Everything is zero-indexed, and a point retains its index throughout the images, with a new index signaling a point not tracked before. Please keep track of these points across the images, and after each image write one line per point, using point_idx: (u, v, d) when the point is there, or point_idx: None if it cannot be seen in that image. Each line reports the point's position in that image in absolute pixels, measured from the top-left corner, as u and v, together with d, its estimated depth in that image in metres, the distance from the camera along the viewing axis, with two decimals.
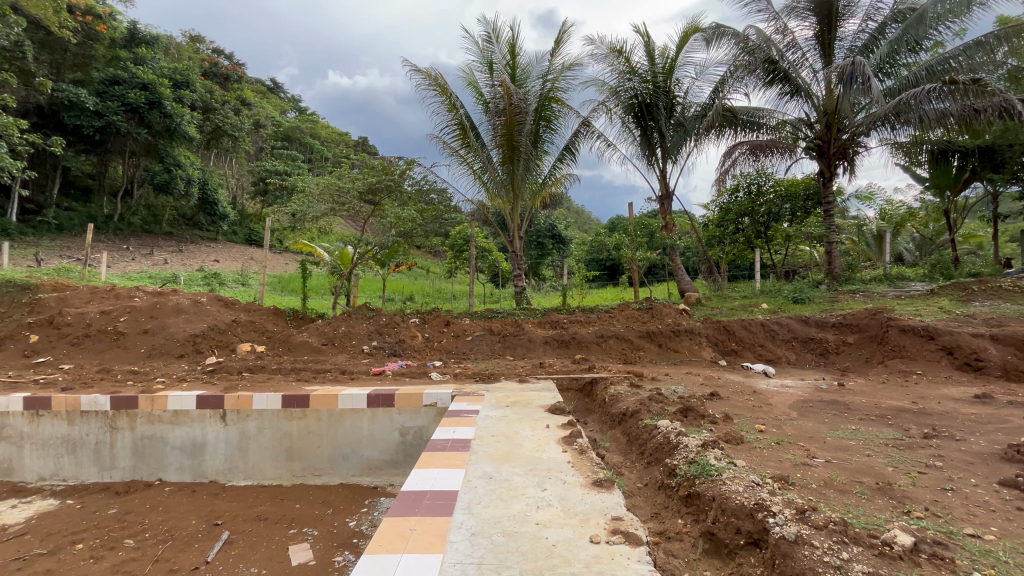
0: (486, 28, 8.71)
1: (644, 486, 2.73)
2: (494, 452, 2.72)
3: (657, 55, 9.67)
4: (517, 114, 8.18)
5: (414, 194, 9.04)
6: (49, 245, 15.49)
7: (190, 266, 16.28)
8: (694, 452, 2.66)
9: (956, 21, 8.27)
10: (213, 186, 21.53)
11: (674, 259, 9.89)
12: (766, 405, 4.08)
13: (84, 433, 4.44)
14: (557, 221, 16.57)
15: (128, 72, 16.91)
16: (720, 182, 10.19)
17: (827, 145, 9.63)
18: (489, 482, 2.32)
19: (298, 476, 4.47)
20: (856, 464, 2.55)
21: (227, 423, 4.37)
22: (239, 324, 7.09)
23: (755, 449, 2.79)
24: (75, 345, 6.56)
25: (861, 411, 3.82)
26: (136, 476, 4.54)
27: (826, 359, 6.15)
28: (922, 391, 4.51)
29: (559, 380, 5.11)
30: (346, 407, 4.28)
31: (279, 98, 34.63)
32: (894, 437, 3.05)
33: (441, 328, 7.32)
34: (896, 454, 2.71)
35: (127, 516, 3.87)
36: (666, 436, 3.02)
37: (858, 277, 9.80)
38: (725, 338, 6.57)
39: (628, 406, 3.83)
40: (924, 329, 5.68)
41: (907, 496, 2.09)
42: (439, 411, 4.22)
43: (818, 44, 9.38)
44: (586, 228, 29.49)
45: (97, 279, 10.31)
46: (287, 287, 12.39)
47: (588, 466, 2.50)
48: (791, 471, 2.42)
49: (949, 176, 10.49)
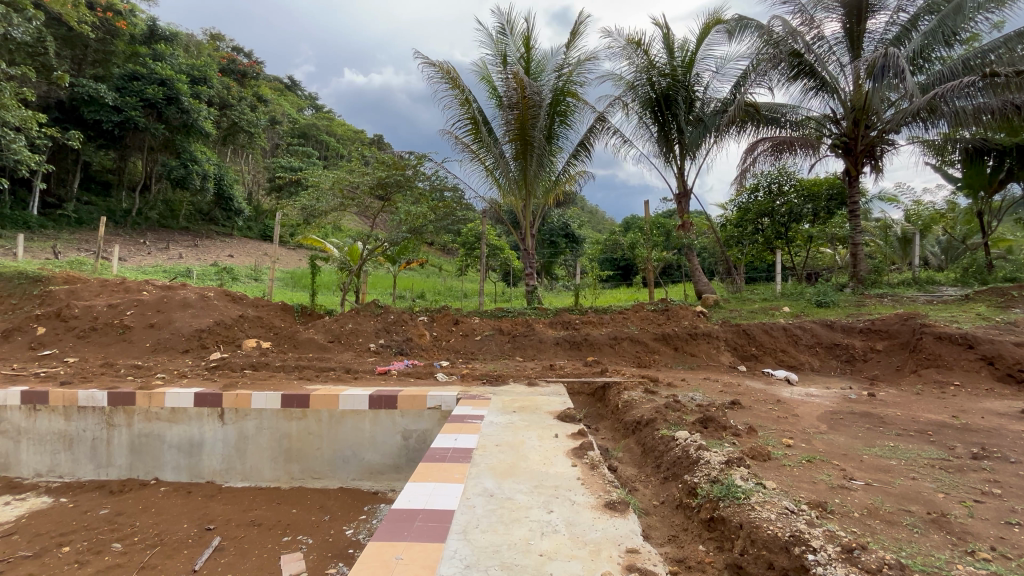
0: (499, 20, 8.47)
1: (660, 505, 2.50)
2: (496, 465, 2.51)
3: (676, 48, 9.36)
4: (531, 108, 7.94)
5: (427, 191, 8.80)
6: (67, 239, 15.66)
7: (205, 261, 16.33)
8: (717, 470, 2.41)
9: (995, 11, 7.81)
10: (229, 182, 21.63)
11: (690, 259, 9.56)
12: (792, 417, 3.79)
13: (81, 429, 4.34)
14: (571, 220, 16.39)
15: (146, 68, 17.04)
16: (739, 181, 9.86)
17: (854, 141, 9.20)
18: (489, 501, 2.10)
19: (296, 479, 4.31)
20: (901, 489, 2.29)
21: (225, 422, 4.23)
22: (245, 320, 6.96)
23: (785, 468, 2.54)
24: (81, 338, 6.51)
25: (898, 425, 3.52)
26: (132, 475, 4.43)
27: (852, 366, 5.82)
28: (961, 404, 4.19)
29: (570, 383, 4.87)
30: (347, 409, 4.09)
31: (297, 96, 34.97)
32: (940, 457, 2.75)
33: (449, 327, 7.13)
34: (945, 477, 2.44)
35: (118, 517, 3.75)
36: (685, 449, 2.78)
37: (885, 281, 9.35)
38: (745, 342, 6.27)
39: (642, 413, 3.59)
40: (962, 337, 5.32)
41: (968, 533, 1.84)
42: (444, 414, 4.01)
43: (846, 38, 8.93)
44: (600, 227, 29.15)
45: (110, 273, 10.34)
46: (298, 283, 12.38)
47: (600, 484, 2.26)
48: (829, 495, 2.17)
49: (984, 176, 9.99)
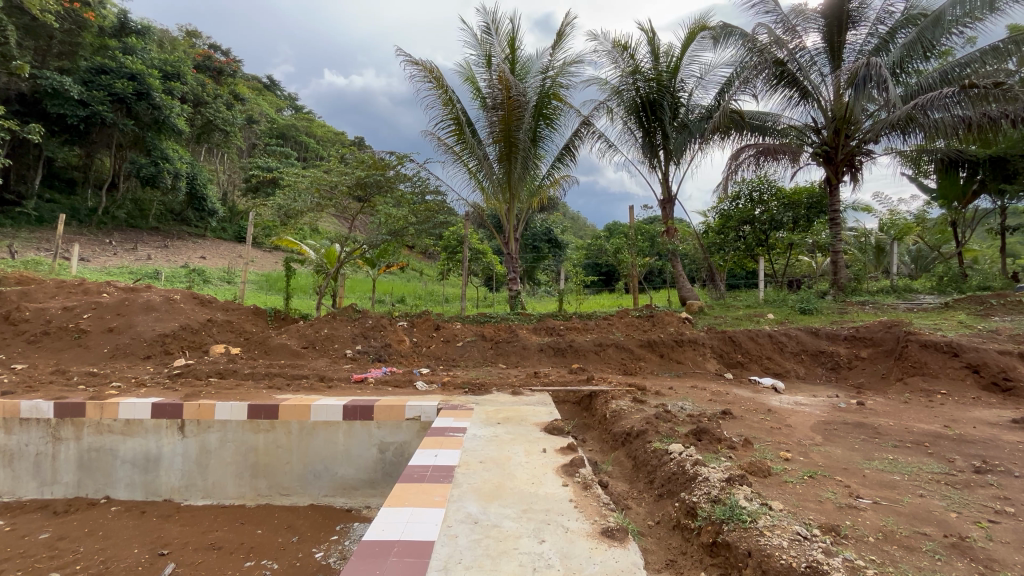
0: (484, 19, 8.29)
1: (655, 525, 2.32)
2: (480, 486, 2.29)
3: (661, 53, 9.32)
4: (515, 109, 7.79)
5: (409, 194, 8.53)
6: (26, 238, 14.86)
7: (175, 263, 15.69)
8: (718, 489, 2.24)
9: (971, 27, 8.00)
10: (203, 181, 20.97)
11: (675, 265, 9.49)
12: (786, 427, 3.66)
13: (22, 443, 3.96)
14: (554, 225, 16.35)
15: (116, 61, 16.29)
16: (722, 188, 9.81)
17: (835, 151, 9.28)
18: (473, 529, 1.89)
19: (263, 495, 4.03)
20: (911, 507, 2.16)
21: (185, 435, 3.91)
22: (213, 324, 6.58)
23: (787, 485, 2.39)
24: (31, 344, 6.06)
25: (894, 436, 3.42)
26: (80, 493, 4.11)
27: (837, 373, 5.79)
28: (951, 413, 4.15)
29: (555, 392, 4.67)
30: (320, 420, 3.81)
31: (276, 95, 34.32)
32: (944, 472, 2.64)
33: (430, 332, 6.88)
34: (955, 493, 2.33)
35: (59, 542, 3.40)
36: (681, 464, 2.61)
37: (865, 289, 9.46)
38: (731, 349, 6.20)
39: (632, 424, 3.42)
40: (947, 345, 5.32)
41: (993, 560, 1.72)
42: (423, 425, 3.76)
43: (827, 49, 9.03)
44: (582, 233, 29.30)
45: (69, 274, 9.78)
46: (272, 287, 11.98)
47: (594, 508, 2.06)
48: (839, 516, 2.02)
49: (957, 186, 10.26)
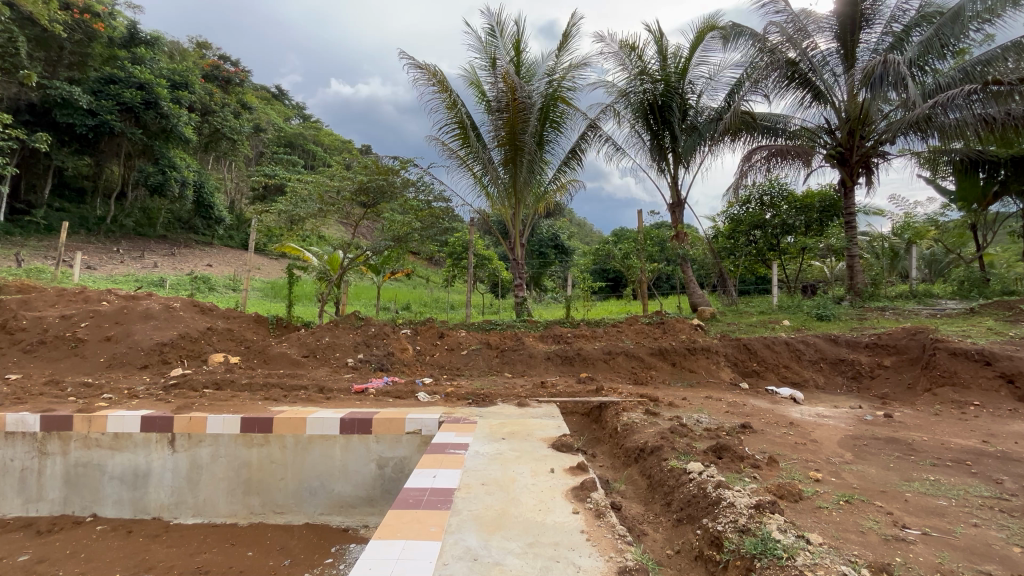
0: (488, 21, 8.17)
1: (674, 555, 2.09)
2: (482, 513, 2.08)
3: (669, 54, 9.11)
4: (521, 112, 7.59)
5: (413, 200, 8.28)
6: (35, 246, 14.95)
7: (181, 271, 15.68)
8: (746, 516, 2.01)
9: (991, 22, 7.73)
10: (211, 189, 20.99)
11: (685, 270, 9.27)
12: (812, 443, 3.41)
13: (7, 458, 3.80)
14: (560, 231, 16.19)
15: (125, 72, 16.49)
16: (733, 191, 9.53)
17: (849, 152, 9.02)
18: (472, 567, 1.68)
19: (256, 514, 3.84)
20: (966, 540, 1.91)
21: (176, 449, 3.73)
22: (214, 332, 6.43)
23: (822, 512, 2.15)
24: (27, 353, 5.93)
25: (931, 454, 3.15)
26: (67, 511, 3.95)
27: (858, 383, 5.53)
28: (987, 426, 3.88)
29: (563, 403, 4.44)
30: (315, 433, 3.61)
31: (283, 105, 34.63)
32: (995, 496, 2.39)
33: (434, 341, 6.67)
34: (1013, 523, 2.07)
35: (38, 566, 3.23)
36: (702, 486, 2.37)
37: (882, 294, 9.19)
38: (746, 357, 5.93)
39: (646, 439, 3.19)
40: (978, 353, 5.03)
41: None
42: (424, 439, 3.54)
43: (840, 49, 8.78)
44: (588, 239, 29.17)
45: (71, 283, 9.71)
46: (276, 295, 11.87)
47: (609, 541, 1.85)
48: (887, 552, 1.78)
49: (977, 187, 9.87)
